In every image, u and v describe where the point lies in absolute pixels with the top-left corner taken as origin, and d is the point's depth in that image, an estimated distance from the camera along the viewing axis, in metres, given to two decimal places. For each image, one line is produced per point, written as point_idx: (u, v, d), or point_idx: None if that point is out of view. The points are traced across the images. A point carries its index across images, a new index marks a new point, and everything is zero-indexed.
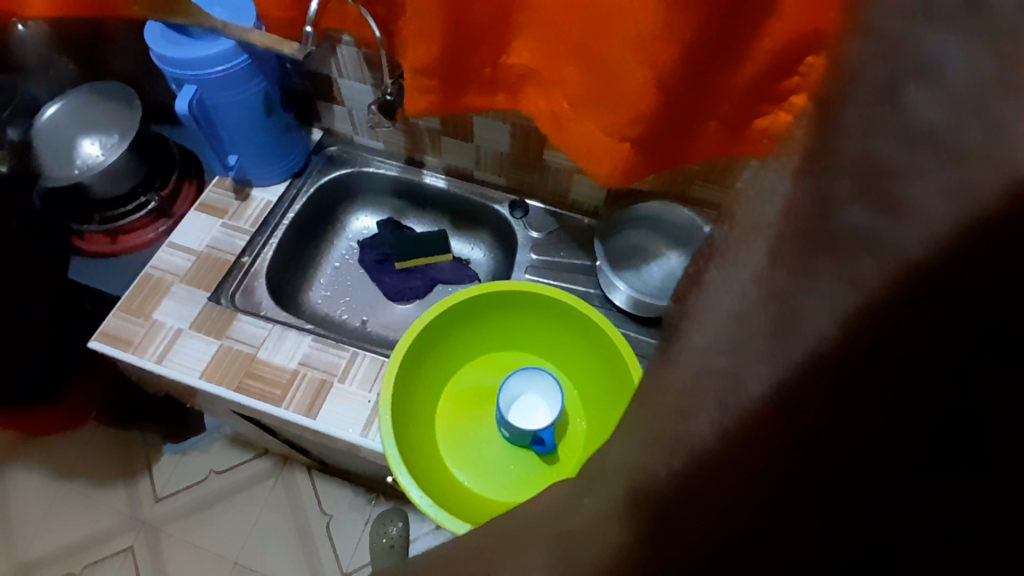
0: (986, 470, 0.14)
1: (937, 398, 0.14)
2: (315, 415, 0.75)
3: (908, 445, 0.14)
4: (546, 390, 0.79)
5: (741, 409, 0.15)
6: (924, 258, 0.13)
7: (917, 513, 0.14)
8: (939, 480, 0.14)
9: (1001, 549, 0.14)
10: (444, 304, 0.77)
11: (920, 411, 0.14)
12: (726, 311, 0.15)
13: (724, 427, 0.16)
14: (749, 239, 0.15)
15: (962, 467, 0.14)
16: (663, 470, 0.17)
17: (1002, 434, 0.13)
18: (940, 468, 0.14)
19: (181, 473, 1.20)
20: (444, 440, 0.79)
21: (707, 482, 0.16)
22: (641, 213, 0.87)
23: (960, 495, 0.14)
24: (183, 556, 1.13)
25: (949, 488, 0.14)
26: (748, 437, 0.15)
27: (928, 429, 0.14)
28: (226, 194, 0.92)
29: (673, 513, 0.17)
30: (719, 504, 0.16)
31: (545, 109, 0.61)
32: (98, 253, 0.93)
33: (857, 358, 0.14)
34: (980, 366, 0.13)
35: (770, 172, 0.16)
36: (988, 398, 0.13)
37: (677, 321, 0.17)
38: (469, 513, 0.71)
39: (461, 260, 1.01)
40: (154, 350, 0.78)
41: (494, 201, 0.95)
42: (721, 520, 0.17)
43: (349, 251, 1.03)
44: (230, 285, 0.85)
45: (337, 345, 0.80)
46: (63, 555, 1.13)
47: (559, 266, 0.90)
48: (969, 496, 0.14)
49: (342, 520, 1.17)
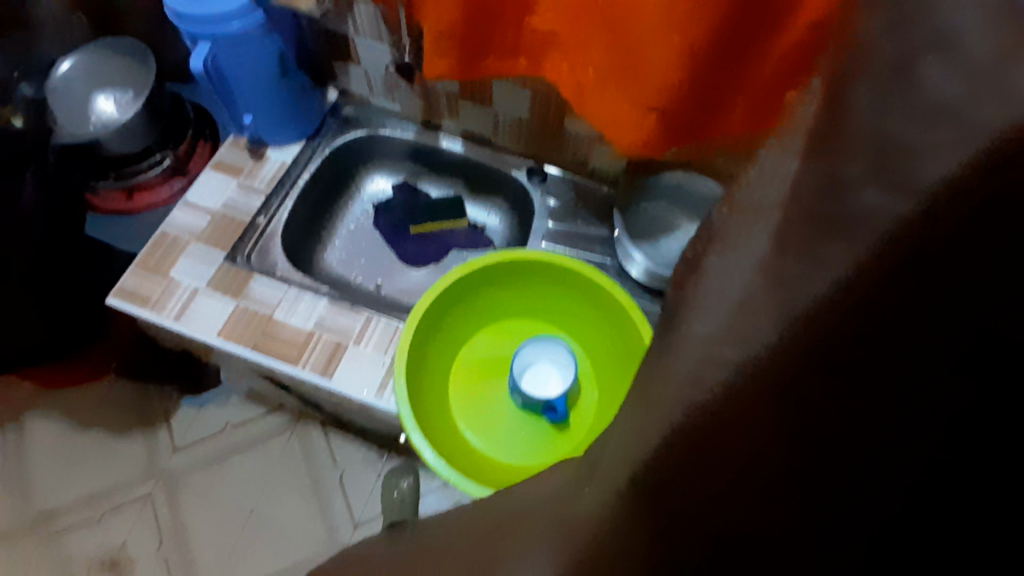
0: (984, 466, 0.14)
1: (935, 395, 0.14)
2: (331, 374, 0.76)
3: (914, 439, 0.14)
4: (560, 359, 0.80)
5: (744, 394, 0.15)
6: (931, 236, 0.13)
7: (912, 510, 0.15)
8: (940, 479, 0.15)
9: (997, 538, 0.14)
10: (458, 271, 0.77)
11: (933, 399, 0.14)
12: (730, 300, 0.15)
13: (722, 415, 0.16)
14: (750, 222, 0.14)
15: (963, 466, 0.14)
16: (661, 454, 0.17)
17: (997, 434, 0.14)
18: (941, 470, 0.15)
19: (200, 424, 1.23)
20: (456, 404, 0.81)
21: (709, 469, 0.17)
22: (665, 184, 0.87)
23: (958, 492, 0.14)
24: (201, 505, 1.17)
25: (949, 485, 0.15)
26: (749, 419, 0.16)
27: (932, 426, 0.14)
28: (241, 153, 0.91)
29: (673, 501, 0.18)
30: (717, 479, 0.17)
31: (568, 76, 0.59)
32: (115, 211, 0.94)
33: (846, 346, 0.14)
34: (979, 365, 0.14)
35: (768, 152, 0.14)
36: (991, 396, 0.14)
37: (675, 309, 0.16)
38: (478, 474, 0.73)
39: (476, 227, 1.01)
40: (172, 307, 0.79)
41: (511, 166, 0.95)
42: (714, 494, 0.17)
43: (364, 214, 1.03)
44: (246, 246, 0.85)
45: (353, 309, 0.81)
46: (83, 502, 1.17)
47: (576, 236, 0.90)
48: (962, 496, 0.14)
49: (354, 474, 1.20)
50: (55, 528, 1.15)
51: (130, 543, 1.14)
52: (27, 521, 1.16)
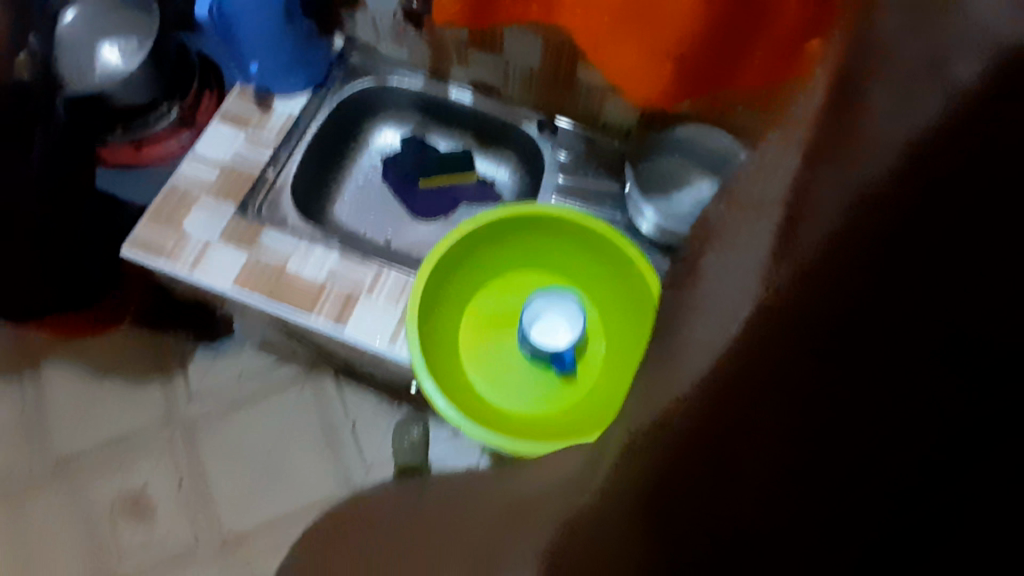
0: (988, 464, 0.17)
1: (944, 397, 0.17)
2: (344, 323, 0.78)
3: (917, 440, 0.18)
4: (570, 311, 0.81)
5: (753, 376, 0.19)
6: (887, 230, 0.17)
7: (914, 511, 0.18)
8: (942, 480, 0.17)
9: (997, 534, 0.17)
10: (469, 225, 0.77)
11: (941, 394, 0.17)
12: (739, 287, 0.19)
13: (743, 404, 0.19)
14: (758, 220, 0.19)
15: (961, 471, 0.17)
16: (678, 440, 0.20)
17: (1002, 435, 0.17)
18: (943, 473, 0.17)
19: (216, 373, 1.26)
20: (467, 353, 0.82)
21: (730, 458, 0.19)
22: (681, 138, 0.85)
23: (958, 493, 0.17)
24: (219, 451, 1.22)
25: (950, 486, 0.17)
26: (750, 391, 0.19)
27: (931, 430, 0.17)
28: (248, 105, 0.90)
29: (694, 490, 0.20)
30: (723, 463, 0.20)
31: (582, 24, 0.58)
32: (123, 163, 0.95)
33: (829, 337, 0.18)
34: (982, 363, 0.17)
35: (776, 157, 0.20)
36: (990, 395, 0.17)
37: (689, 305, 0.21)
38: (489, 420, 0.75)
39: (484, 181, 1.00)
40: (186, 258, 0.80)
41: (522, 118, 0.93)
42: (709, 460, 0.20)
43: (372, 168, 1.02)
44: (257, 198, 0.85)
45: (363, 262, 0.82)
46: (105, 447, 1.22)
47: (586, 191, 0.89)
48: (959, 497, 0.17)
49: (366, 422, 1.23)
50: (78, 471, 1.21)
51: (151, 486, 1.20)
52: (52, 464, 1.21)
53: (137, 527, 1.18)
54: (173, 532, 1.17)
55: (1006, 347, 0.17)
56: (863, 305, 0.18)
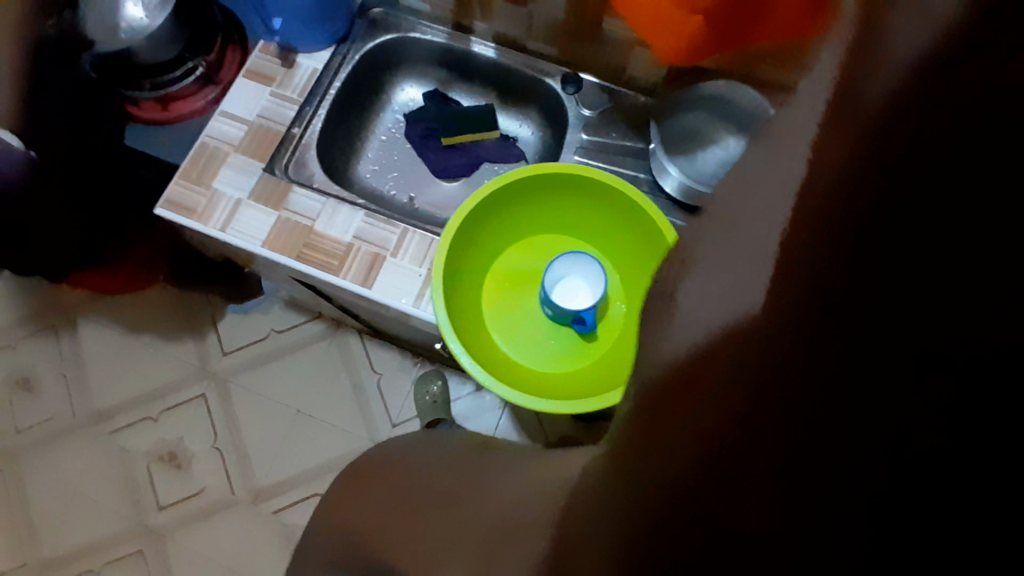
0: (986, 466, 0.15)
1: (918, 408, 0.15)
2: (371, 285, 0.80)
3: (909, 442, 0.15)
4: (591, 273, 0.81)
5: (739, 385, 0.18)
6: (863, 219, 0.16)
7: (931, 500, 0.15)
8: (953, 471, 0.15)
9: (1002, 543, 0.14)
10: (493, 184, 0.77)
11: (921, 398, 0.15)
12: (727, 287, 0.19)
13: (729, 410, 0.18)
14: (755, 216, 0.18)
15: (966, 465, 0.15)
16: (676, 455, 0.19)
17: (1000, 434, 0.14)
18: (940, 471, 0.15)
19: (245, 329, 1.29)
20: (490, 313, 0.84)
21: (711, 468, 0.19)
22: (706, 94, 0.83)
23: (960, 493, 0.15)
24: (250, 405, 1.26)
25: (955, 483, 0.15)
26: (733, 404, 0.18)
27: (933, 427, 0.15)
28: (271, 60, 0.89)
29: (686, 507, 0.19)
30: (712, 480, 0.19)
31: None
32: (151, 120, 0.94)
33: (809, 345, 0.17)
34: (974, 368, 0.15)
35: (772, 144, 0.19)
36: (965, 404, 0.15)
37: (682, 301, 0.21)
38: (511, 378, 0.78)
39: (508, 138, 0.99)
40: (217, 219, 0.82)
41: (545, 74, 0.92)
42: (702, 470, 0.19)
43: (395, 123, 1.02)
44: (283, 156, 0.86)
45: (388, 222, 0.83)
46: (141, 401, 1.28)
47: (611, 148, 0.89)
48: (962, 498, 0.15)
49: (390, 379, 1.27)
50: (117, 423, 1.27)
51: (187, 440, 1.25)
52: (89, 419, 1.27)
53: (174, 476, 1.24)
54: (208, 482, 1.23)
55: (994, 347, 0.15)
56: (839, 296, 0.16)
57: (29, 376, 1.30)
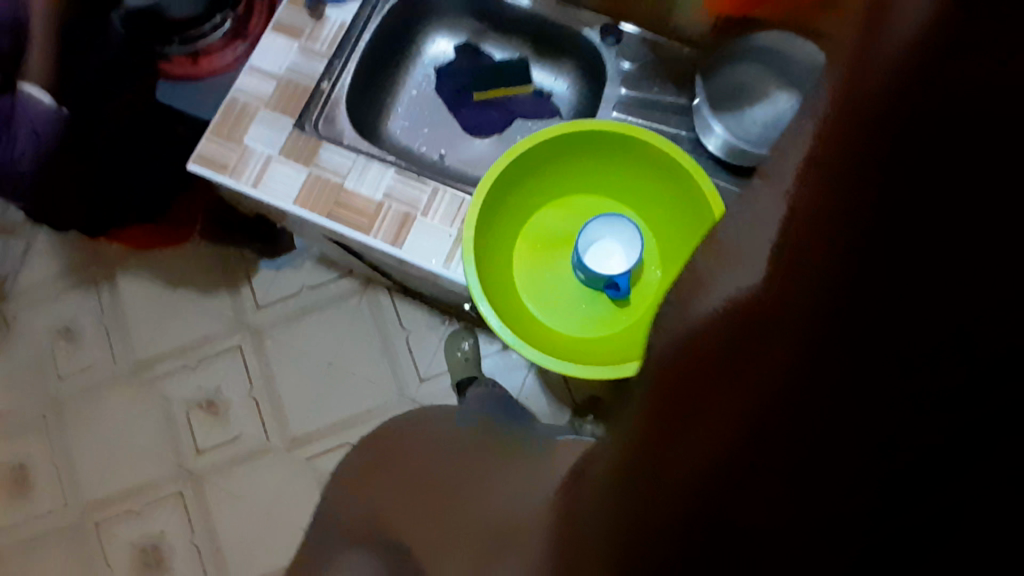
0: (987, 464, 0.16)
1: (930, 378, 0.17)
2: (401, 245, 0.80)
3: (918, 434, 0.17)
4: (626, 237, 0.80)
5: (762, 352, 0.20)
6: (870, 205, 0.18)
7: (918, 512, 0.17)
8: (960, 467, 0.16)
9: (1000, 538, 0.16)
10: (528, 142, 0.75)
11: (931, 390, 0.17)
12: (752, 259, 0.22)
13: (757, 382, 0.20)
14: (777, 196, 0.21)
15: (973, 459, 0.16)
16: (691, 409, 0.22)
17: (1003, 430, 0.16)
18: (950, 463, 0.17)
19: (280, 285, 1.32)
20: (521, 275, 0.83)
21: (732, 431, 0.21)
22: (762, 46, 0.79)
23: (971, 487, 0.16)
24: (283, 357, 1.29)
25: (961, 478, 0.16)
26: (756, 374, 0.20)
27: (934, 427, 0.17)
28: (299, 13, 0.86)
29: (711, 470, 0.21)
30: (732, 437, 0.20)
31: None
32: (182, 75, 0.96)
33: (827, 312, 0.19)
34: (986, 349, 0.16)
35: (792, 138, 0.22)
36: (988, 393, 0.16)
37: (717, 278, 0.23)
38: (541, 340, 0.77)
39: (541, 93, 0.96)
40: (249, 175, 0.82)
41: (584, 24, 0.88)
42: (720, 457, 0.21)
43: (425, 79, 0.99)
44: (314, 112, 0.85)
45: (419, 180, 0.82)
46: (180, 351, 1.32)
47: (650, 103, 0.85)
48: (969, 495, 0.16)
49: (419, 336, 1.28)
50: (157, 372, 1.31)
51: (224, 388, 1.30)
52: (131, 368, 1.32)
53: (213, 423, 1.29)
54: (243, 430, 1.28)
55: (1006, 340, 0.16)
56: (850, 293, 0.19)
57: (74, 324, 1.35)
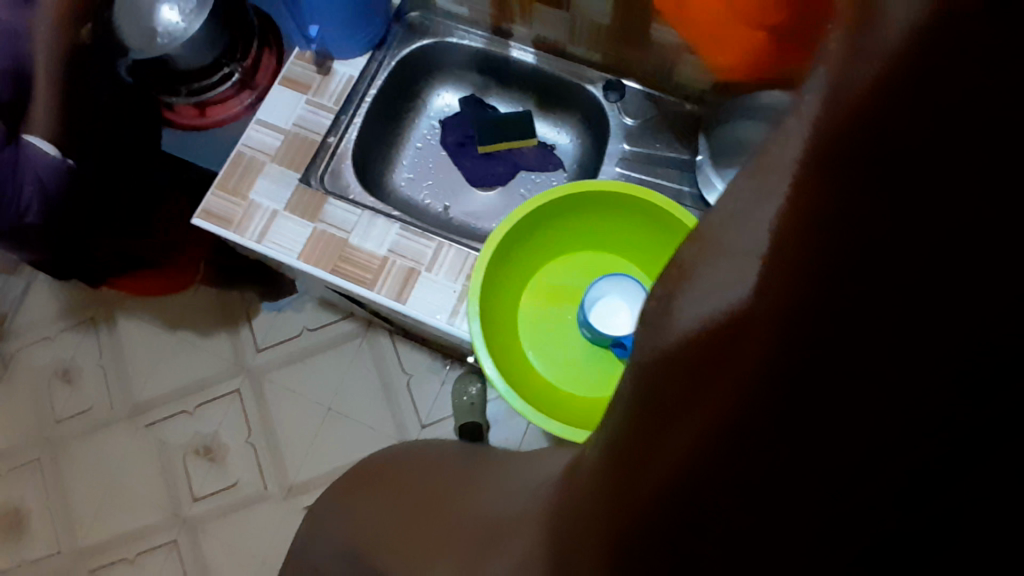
0: (986, 470, 0.12)
1: (938, 401, 0.12)
2: (405, 300, 0.79)
3: (908, 449, 0.13)
4: (632, 294, 0.78)
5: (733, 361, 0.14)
6: (869, 158, 0.13)
7: (916, 514, 0.13)
8: (942, 479, 0.12)
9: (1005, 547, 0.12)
10: (534, 202, 0.75)
11: (931, 408, 0.12)
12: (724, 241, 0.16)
13: (734, 401, 0.14)
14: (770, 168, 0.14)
15: (965, 467, 0.12)
16: (651, 443, 0.17)
17: (1005, 434, 0.12)
18: (940, 468, 0.12)
19: (279, 328, 1.31)
20: (528, 333, 0.82)
21: (695, 465, 0.15)
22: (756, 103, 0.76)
23: (958, 499, 0.12)
24: (282, 400, 1.28)
25: (945, 493, 0.12)
26: (721, 390, 0.14)
27: (931, 433, 0.12)
28: (307, 67, 0.87)
29: (675, 511, 0.16)
30: (693, 469, 0.15)
31: (696, 17, 0.73)
32: (188, 126, 0.95)
33: (814, 313, 0.13)
34: (983, 370, 0.12)
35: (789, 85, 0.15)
36: (989, 402, 0.12)
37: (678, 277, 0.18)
38: (547, 402, 0.76)
39: (546, 146, 0.96)
40: (254, 230, 0.81)
41: (588, 80, 0.89)
42: (674, 512, 0.16)
43: (431, 131, 1.00)
44: (319, 167, 0.86)
45: (423, 235, 0.82)
46: (174, 395, 1.30)
47: (653, 159, 0.85)
48: (962, 502, 0.12)
49: (420, 380, 1.27)
50: (154, 418, 1.30)
51: (221, 433, 1.28)
52: (125, 414, 1.30)
53: (209, 470, 1.26)
54: (241, 476, 1.25)
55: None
56: (824, 338, 0.13)
57: (69, 368, 1.33)
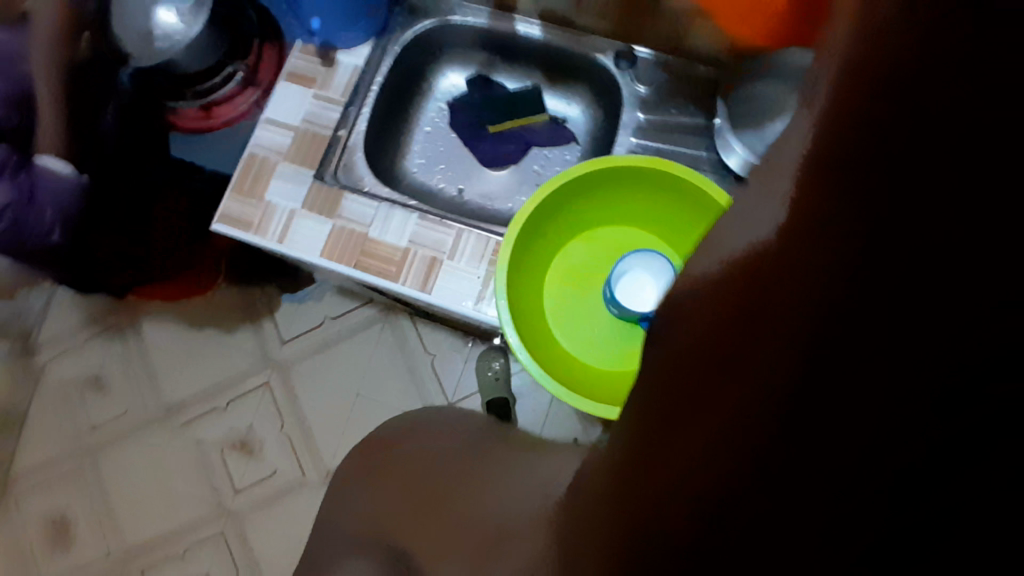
0: (993, 465, 0.16)
1: (956, 357, 0.16)
2: (430, 290, 0.79)
3: (923, 382, 0.17)
4: (659, 269, 0.78)
5: (780, 305, 0.19)
6: (878, 158, 0.18)
7: (948, 492, 0.16)
8: (980, 455, 0.16)
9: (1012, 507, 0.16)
10: (557, 182, 0.74)
11: (956, 372, 0.16)
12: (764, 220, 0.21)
13: (785, 345, 0.19)
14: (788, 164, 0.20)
15: (986, 453, 0.16)
16: (707, 379, 0.21)
17: (1002, 437, 0.16)
18: (971, 451, 0.16)
19: (301, 319, 1.32)
20: (554, 312, 0.82)
21: (747, 397, 0.19)
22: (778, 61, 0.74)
23: (994, 469, 0.16)
24: (311, 388, 1.30)
25: (988, 462, 0.16)
26: (777, 330, 0.19)
27: (946, 371, 0.16)
28: (311, 60, 0.86)
29: (727, 441, 0.20)
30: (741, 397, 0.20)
31: None
32: (194, 129, 0.94)
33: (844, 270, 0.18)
34: (993, 327, 0.16)
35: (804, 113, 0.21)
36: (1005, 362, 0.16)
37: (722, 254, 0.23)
38: (578, 380, 0.77)
39: (557, 120, 0.94)
40: (274, 231, 0.81)
41: (598, 50, 0.87)
42: (725, 443, 0.20)
43: (438, 113, 0.98)
44: (332, 161, 0.85)
45: (443, 223, 0.82)
46: (209, 394, 1.32)
47: (670, 125, 0.84)
48: (973, 495, 0.16)
49: (445, 359, 1.28)
50: (187, 417, 1.32)
51: (255, 426, 1.30)
52: (160, 414, 1.32)
53: (246, 462, 1.29)
54: (279, 465, 1.28)
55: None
56: (830, 339, 0.18)
57: (100, 374, 1.36)
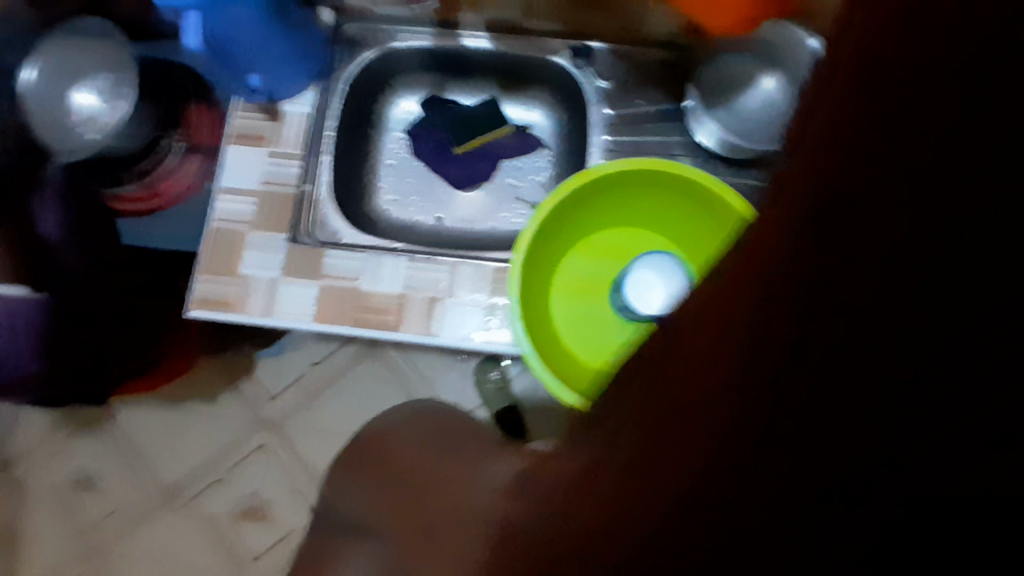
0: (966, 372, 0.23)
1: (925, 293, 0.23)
2: (436, 332, 0.76)
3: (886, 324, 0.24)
4: (670, 269, 0.77)
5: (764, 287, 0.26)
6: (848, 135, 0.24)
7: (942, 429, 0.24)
8: (979, 399, 0.23)
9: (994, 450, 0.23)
10: (557, 197, 0.73)
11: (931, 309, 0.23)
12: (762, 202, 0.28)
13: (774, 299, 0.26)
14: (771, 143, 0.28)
15: (963, 365, 0.23)
16: (705, 336, 0.29)
17: (993, 331, 0.23)
18: (955, 384, 0.23)
19: (286, 372, 1.24)
20: (566, 329, 0.80)
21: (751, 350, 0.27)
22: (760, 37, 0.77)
23: (981, 413, 0.23)
24: (312, 437, 1.22)
25: (969, 373, 0.23)
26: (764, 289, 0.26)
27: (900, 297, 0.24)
28: (256, 117, 0.82)
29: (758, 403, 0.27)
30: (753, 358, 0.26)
31: None
32: (138, 212, 0.87)
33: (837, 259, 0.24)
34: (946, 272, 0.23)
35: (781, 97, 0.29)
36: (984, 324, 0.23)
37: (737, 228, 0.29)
38: None
39: (522, 128, 0.91)
40: (258, 307, 0.76)
41: (552, 52, 0.85)
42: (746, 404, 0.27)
43: (399, 143, 0.93)
44: (303, 221, 0.80)
45: (434, 260, 0.79)
46: (204, 469, 1.24)
47: (639, 118, 0.82)
48: (936, 403, 0.24)
49: (442, 379, 1.23)
50: (189, 496, 1.24)
51: (263, 491, 1.22)
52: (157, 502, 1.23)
53: (261, 528, 1.22)
54: (296, 523, 1.22)
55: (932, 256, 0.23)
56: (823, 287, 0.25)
57: (82, 476, 1.25)
